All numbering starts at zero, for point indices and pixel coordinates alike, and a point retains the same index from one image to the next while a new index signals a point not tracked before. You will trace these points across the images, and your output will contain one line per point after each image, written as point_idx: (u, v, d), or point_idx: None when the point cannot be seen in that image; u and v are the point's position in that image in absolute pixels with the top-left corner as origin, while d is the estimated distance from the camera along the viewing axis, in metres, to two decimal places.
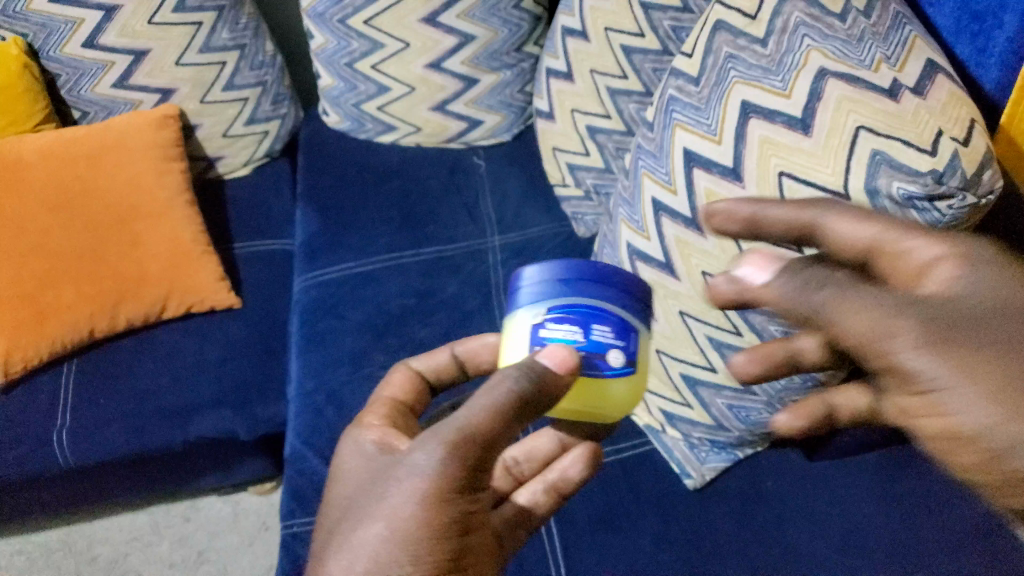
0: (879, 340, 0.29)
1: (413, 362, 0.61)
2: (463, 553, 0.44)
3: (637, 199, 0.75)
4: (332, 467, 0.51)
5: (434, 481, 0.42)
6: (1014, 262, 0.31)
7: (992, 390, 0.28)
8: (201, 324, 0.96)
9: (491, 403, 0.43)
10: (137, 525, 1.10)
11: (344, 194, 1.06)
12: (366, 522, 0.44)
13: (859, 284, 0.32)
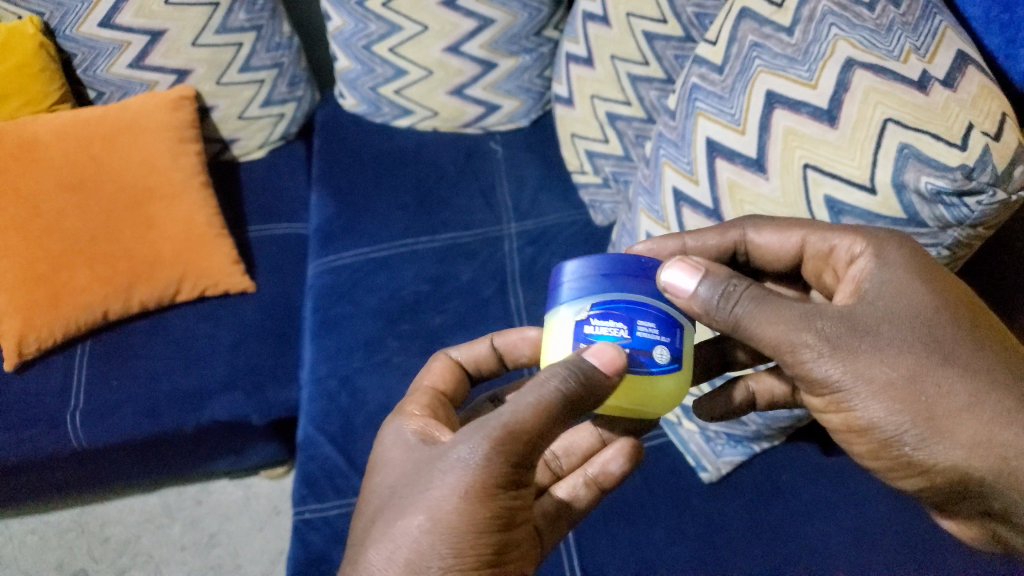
0: (788, 348, 0.44)
1: (454, 352, 0.64)
2: (507, 549, 0.45)
3: (657, 188, 0.73)
4: (373, 456, 0.52)
5: (478, 476, 0.43)
6: (911, 272, 0.45)
7: (872, 386, 0.43)
8: (214, 307, 0.95)
9: (538, 399, 0.44)
10: (149, 506, 1.11)
11: (359, 178, 1.05)
12: (408, 512, 0.44)
13: (771, 300, 0.45)
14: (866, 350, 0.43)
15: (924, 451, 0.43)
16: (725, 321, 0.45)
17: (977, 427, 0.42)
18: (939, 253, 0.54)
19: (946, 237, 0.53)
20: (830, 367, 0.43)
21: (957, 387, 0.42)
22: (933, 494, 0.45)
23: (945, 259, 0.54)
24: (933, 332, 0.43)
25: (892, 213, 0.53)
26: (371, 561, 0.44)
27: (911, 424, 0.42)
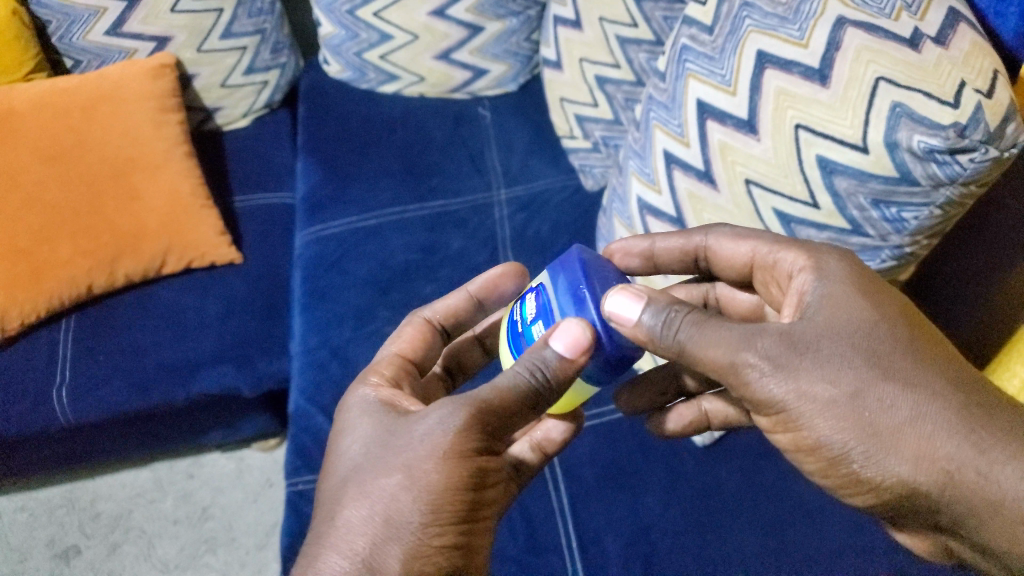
0: (732, 368, 0.45)
1: (428, 314, 0.66)
2: (478, 507, 0.48)
3: (648, 151, 0.72)
4: (339, 417, 0.56)
5: (455, 441, 0.47)
6: (853, 286, 0.47)
7: (823, 408, 0.43)
8: (201, 280, 0.94)
9: (514, 379, 0.49)
10: (140, 481, 1.10)
11: (346, 144, 1.03)
12: (386, 471, 0.48)
13: (709, 324, 0.46)
14: (810, 369, 0.43)
15: (870, 467, 0.43)
16: (669, 347, 0.47)
17: (919, 442, 0.42)
18: (931, 212, 0.53)
19: (938, 196, 0.52)
20: (773, 385, 0.44)
21: (898, 402, 0.42)
22: (881, 510, 0.46)
23: (936, 220, 0.54)
24: (870, 344, 0.44)
25: (885, 172, 0.52)
26: (347, 521, 0.47)
27: (857, 442, 0.43)
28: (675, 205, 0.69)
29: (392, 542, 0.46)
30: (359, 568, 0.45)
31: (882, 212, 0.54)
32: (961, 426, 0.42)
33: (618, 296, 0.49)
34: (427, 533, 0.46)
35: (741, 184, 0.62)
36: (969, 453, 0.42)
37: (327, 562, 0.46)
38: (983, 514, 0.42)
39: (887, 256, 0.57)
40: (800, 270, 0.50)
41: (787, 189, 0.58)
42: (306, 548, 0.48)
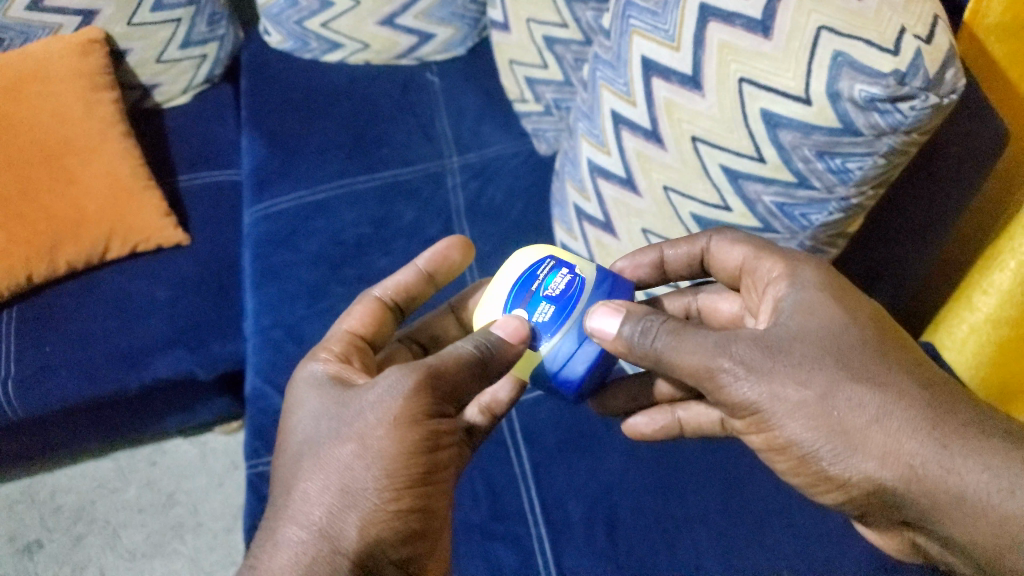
0: (706, 371, 0.47)
1: (377, 290, 0.65)
2: (435, 469, 0.50)
3: (596, 112, 0.70)
4: (286, 398, 0.56)
5: (404, 408, 0.48)
6: (827, 291, 0.48)
7: (791, 410, 0.44)
8: (148, 263, 0.92)
9: (458, 353, 0.51)
10: (101, 471, 1.09)
11: (292, 117, 1.00)
12: (339, 444, 0.49)
13: (684, 332, 0.48)
14: (778, 371, 0.45)
15: (838, 466, 0.44)
16: (648, 356, 0.49)
17: (884, 440, 0.43)
18: (875, 162, 0.53)
19: (881, 145, 0.52)
20: (747, 388, 0.45)
21: (865, 401, 0.43)
22: (852, 509, 0.46)
23: (881, 169, 0.53)
24: (839, 345, 0.45)
25: (828, 124, 0.52)
26: (304, 491, 0.48)
27: (823, 442, 0.44)
28: (624, 166, 0.68)
29: (350, 509, 0.47)
30: (319, 536, 0.47)
31: (826, 163, 0.54)
32: (924, 425, 0.43)
33: (598, 311, 0.52)
34: (383, 498, 0.47)
35: (688, 142, 0.61)
36: (932, 450, 0.42)
37: (286, 535, 0.47)
38: (945, 510, 0.42)
39: (834, 208, 0.56)
40: (776, 279, 0.51)
41: (733, 145, 0.57)
42: (264, 522, 0.49)
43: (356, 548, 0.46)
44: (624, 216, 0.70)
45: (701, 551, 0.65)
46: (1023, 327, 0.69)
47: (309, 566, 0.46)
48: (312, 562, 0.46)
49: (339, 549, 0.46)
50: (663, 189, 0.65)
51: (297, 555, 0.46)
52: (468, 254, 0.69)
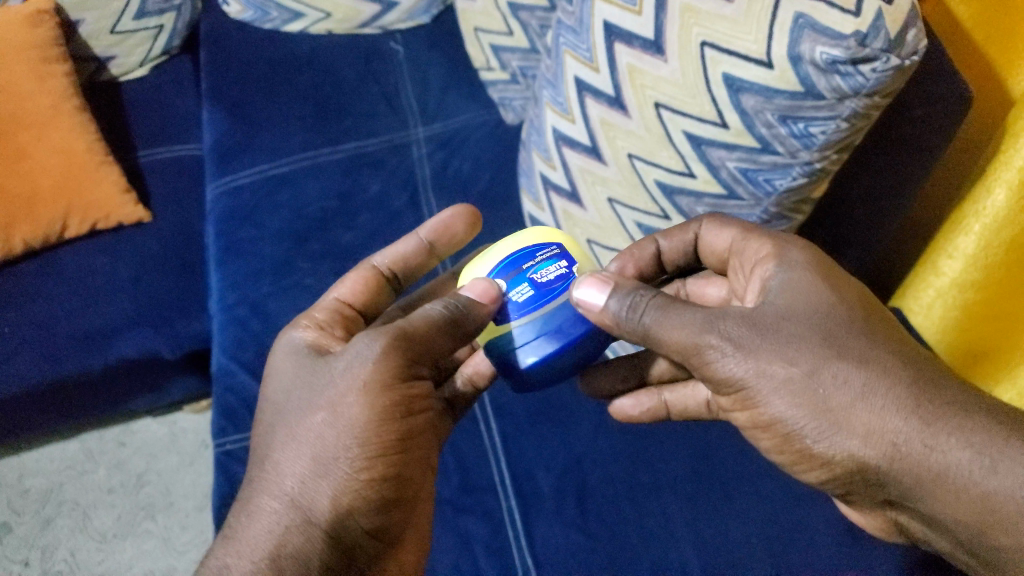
0: (693, 347, 0.46)
1: (376, 261, 0.64)
2: (409, 435, 0.49)
3: (559, 79, 0.69)
4: (268, 369, 0.56)
5: (375, 373, 0.48)
6: (814, 272, 0.48)
7: (779, 385, 0.44)
8: (109, 242, 0.90)
9: (427, 316, 0.51)
10: (69, 453, 1.08)
11: (253, 89, 0.98)
12: (311, 413, 0.49)
13: (671, 309, 0.48)
14: (763, 347, 0.44)
15: (823, 444, 0.43)
16: (634, 330, 0.49)
17: (869, 417, 0.42)
18: (838, 126, 0.52)
19: (844, 109, 0.51)
20: (733, 365, 0.45)
21: (851, 379, 0.43)
22: (836, 487, 0.46)
23: (844, 133, 0.53)
24: (826, 324, 0.45)
25: (790, 87, 0.51)
26: (278, 462, 0.48)
27: (807, 418, 0.43)
28: (589, 133, 0.67)
29: (322, 478, 0.47)
30: (291, 506, 0.47)
31: (790, 128, 0.53)
32: (907, 402, 0.42)
33: (586, 283, 0.52)
34: (355, 466, 0.47)
35: (651, 108, 0.60)
36: (913, 428, 0.41)
37: (259, 505, 0.48)
38: (928, 486, 0.41)
39: (799, 173, 0.55)
40: (763, 259, 0.51)
41: (696, 110, 0.57)
42: (242, 492, 0.50)
43: (328, 518, 0.47)
44: (590, 184, 0.69)
45: (670, 518, 0.66)
46: (986, 291, 0.70)
47: (282, 536, 0.46)
48: (284, 532, 0.47)
49: (311, 519, 0.47)
50: (628, 157, 0.64)
51: (269, 525, 0.47)
52: (472, 226, 0.68)
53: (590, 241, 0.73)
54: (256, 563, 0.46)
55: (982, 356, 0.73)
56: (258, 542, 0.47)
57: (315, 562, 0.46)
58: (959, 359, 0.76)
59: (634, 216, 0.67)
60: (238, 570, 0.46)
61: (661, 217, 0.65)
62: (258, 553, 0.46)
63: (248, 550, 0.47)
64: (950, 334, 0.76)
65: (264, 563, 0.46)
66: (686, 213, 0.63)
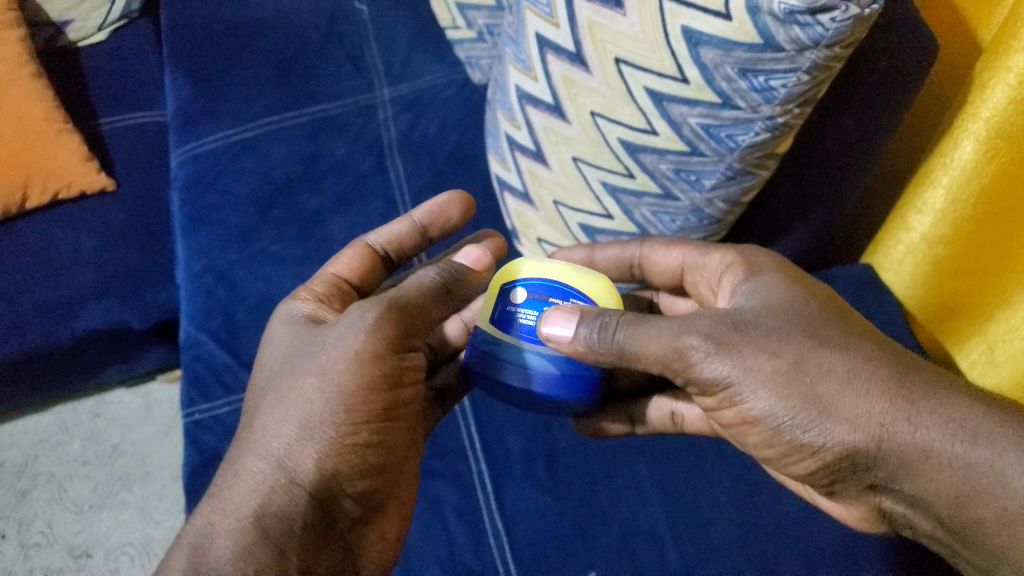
0: (675, 355, 0.47)
1: (372, 238, 0.64)
2: (394, 405, 0.50)
3: (521, 36, 0.67)
4: (264, 339, 0.56)
5: (365, 343, 0.48)
6: (790, 277, 0.50)
7: (771, 378, 0.44)
8: (72, 210, 0.89)
9: (421, 282, 0.53)
10: (44, 426, 1.08)
11: (215, 52, 0.96)
12: (302, 378, 0.49)
13: (643, 321, 0.48)
14: (750, 350, 0.45)
15: (811, 432, 0.44)
16: (610, 351, 0.49)
17: (856, 406, 0.43)
18: (799, 79, 0.51)
19: (804, 61, 0.50)
20: (718, 365, 0.45)
21: (834, 364, 0.44)
22: (822, 477, 0.46)
23: (805, 86, 0.51)
24: (805, 320, 0.46)
25: (749, 39, 0.49)
26: (266, 427, 0.48)
27: (797, 411, 0.44)
28: (551, 91, 0.65)
29: (306, 443, 0.47)
30: (276, 467, 0.47)
31: (750, 82, 0.51)
32: (893, 394, 0.42)
33: (551, 316, 0.52)
34: (340, 432, 0.47)
35: (612, 64, 0.58)
36: (902, 425, 0.42)
37: (246, 466, 0.47)
38: (911, 468, 0.42)
39: (761, 128, 0.54)
40: (730, 268, 0.54)
41: (656, 65, 0.55)
42: (230, 454, 0.49)
43: (313, 480, 0.47)
44: (554, 144, 0.68)
45: (639, 477, 0.66)
46: (954, 246, 0.70)
47: (266, 496, 0.46)
48: (268, 492, 0.46)
49: (295, 480, 0.47)
50: (591, 115, 0.63)
51: (254, 485, 0.46)
52: (467, 214, 0.68)
53: (556, 203, 0.72)
54: (240, 521, 0.45)
55: (954, 312, 0.73)
56: (242, 501, 0.46)
57: (299, 522, 0.46)
58: (932, 316, 0.76)
59: (599, 175, 0.66)
60: (222, 527, 0.45)
61: (625, 176, 0.64)
62: (243, 511, 0.45)
63: (232, 508, 0.46)
64: (920, 288, 0.76)
65: (248, 521, 0.45)
66: (650, 170, 0.62)
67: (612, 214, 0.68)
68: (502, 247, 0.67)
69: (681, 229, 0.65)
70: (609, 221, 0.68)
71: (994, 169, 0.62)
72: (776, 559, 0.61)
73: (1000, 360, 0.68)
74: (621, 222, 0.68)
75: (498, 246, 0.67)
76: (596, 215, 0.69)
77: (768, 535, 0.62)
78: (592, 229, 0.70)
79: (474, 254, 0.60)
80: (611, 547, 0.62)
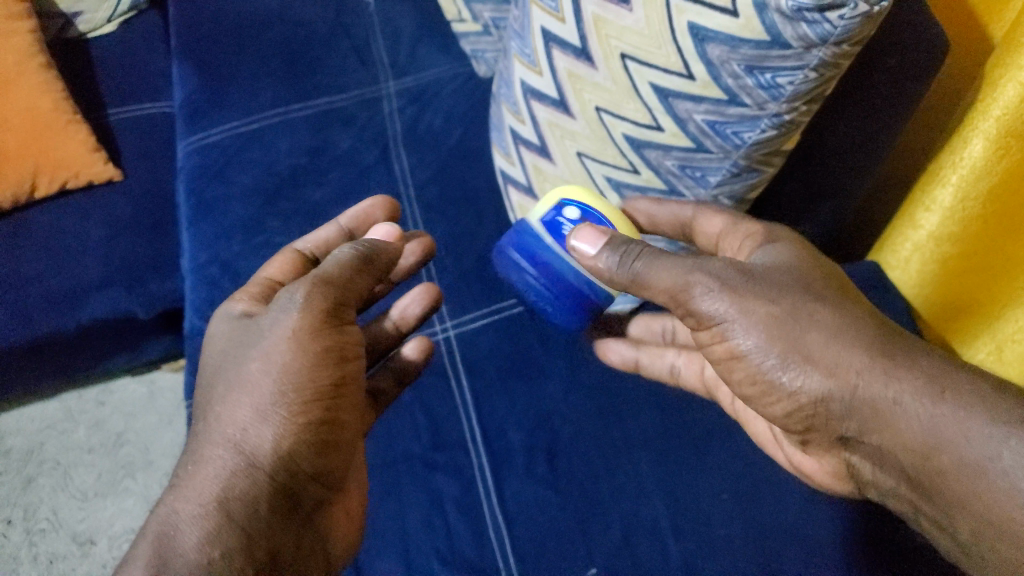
0: (681, 291, 0.49)
1: (299, 245, 0.64)
2: (343, 381, 0.51)
3: (527, 30, 0.67)
4: (207, 338, 0.56)
5: (301, 321, 0.49)
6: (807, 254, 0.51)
7: (763, 321, 0.46)
8: (80, 201, 0.89)
9: (341, 258, 0.53)
10: (49, 413, 1.09)
11: (222, 44, 0.96)
12: (249, 364, 0.50)
13: (663, 255, 0.50)
14: (745, 296, 0.47)
15: (790, 374, 0.46)
16: (626, 277, 0.52)
17: (839, 357, 0.44)
18: (806, 76, 0.50)
19: (811, 59, 0.49)
20: (717, 303, 0.47)
21: (824, 322, 0.45)
22: (795, 422, 0.48)
23: (812, 84, 0.51)
24: (806, 283, 0.48)
25: (756, 36, 0.48)
26: (221, 415, 0.49)
27: (786, 353, 0.46)
28: (557, 87, 0.65)
29: (259, 427, 0.47)
30: (235, 451, 0.47)
31: (756, 79, 0.51)
32: (873, 349, 0.44)
33: (582, 232, 0.54)
34: (292, 410, 0.48)
35: (617, 59, 0.58)
36: (875, 379, 0.43)
37: (207, 454, 0.48)
38: (877, 423, 0.43)
39: (767, 125, 0.54)
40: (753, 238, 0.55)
41: (661, 61, 0.54)
42: (187, 447, 0.50)
43: (271, 460, 0.47)
44: (559, 138, 0.68)
45: (639, 473, 0.66)
46: (962, 244, 0.69)
47: (227, 480, 0.46)
48: (229, 476, 0.46)
49: (255, 464, 0.47)
50: (596, 110, 0.62)
51: (215, 471, 0.47)
52: (393, 217, 0.69)
53: None
54: (203, 506, 0.45)
55: (959, 308, 0.72)
56: (204, 487, 0.46)
57: (262, 504, 0.46)
58: (937, 311, 0.75)
59: (603, 170, 0.66)
60: (186, 514, 0.45)
61: (629, 171, 0.63)
62: (205, 496, 0.46)
63: (195, 493, 0.46)
64: (927, 288, 0.75)
65: (211, 506, 0.45)
66: (655, 166, 0.61)
67: None
68: (430, 247, 0.69)
69: None
70: None
71: (1004, 168, 0.61)
72: (779, 557, 0.60)
73: (1009, 358, 0.67)
74: None
75: (427, 246, 0.69)
76: None
77: (770, 532, 0.62)
78: None
79: (389, 232, 0.61)
80: (612, 543, 0.62)
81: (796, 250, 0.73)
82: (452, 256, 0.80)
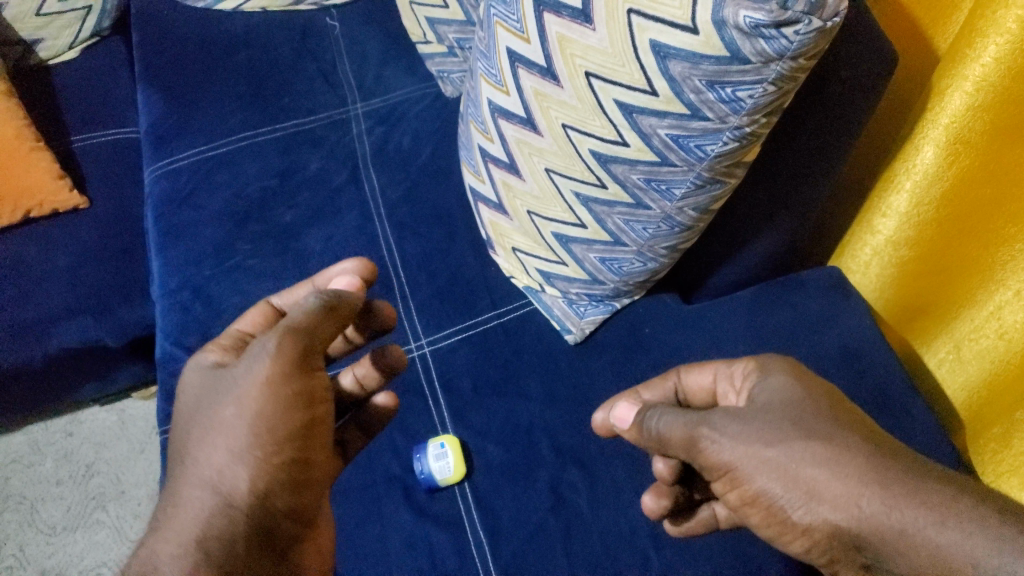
0: (694, 441, 0.47)
1: (274, 299, 0.63)
2: (314, 423, 0.50)
3: (492, 50, 0.68)
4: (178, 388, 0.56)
5: (271, 368, 0.48)
6: (793, 372, 0.49)
7: (768, 449, 0.44)
8: (45, 229, 0.88)
9: (307, 307, 0.51)
10: (15, 447, 1.08)
11: (187, 70, 0.97)
12: (223, 407, 0.49)
13: (677, 411, 0.50)
14: (750, 429, 0.45)
15: (801, 512, 0.43)
16: (650, 437, 0.51)
17: (846, 489, 0.41)
18: (765, 89, 0.52)
19: (769, 72, 0.50)
20: (721, 449, 0.46)
21: (824, 461, 0.42)
22: (819, 556, 0.44)
23: (771, 97, 0.52)
24: (804, 416, 0.45)
25: (715, 52, 0.50)
26: (200, 455, 0.49)
27: (788, 489, 0.43)
28: (523, 104, 0.66)
29: (229, 475, 0.47)
30: (212, 491, 0.47)
31: (717, 94, 0.52)
32: (870, 477, 0.41)
33: (620, 412, 0.55)
34: (267, 451, 0.47)
35: (581, 76, 0.59)
36: (878, 508, 0.40)
37: (185, 496, 0.48)
38: (891, 545, 0.40)
39: (729, 138, 0.55)
40: (745, 375, 0.51)
41: (625, 78, 0.56)
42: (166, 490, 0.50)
43: (248, 501, 0.47)
44: (527, 155, 0.69)
45: (617, 484, 0.67)
46: (919, 247, 0.72)
47: (206, 520, 0.47)
48: (209, 516, 0.47)
49: (232, 502, 0.47)
50: (561, 126, 0.64)
51: (194, 511, 0.47)
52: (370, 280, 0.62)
53: (530, 213, 0.73)
54: (182, 547, 0.46)
55: (921, 312, 0.75)
56: (182, 530, 0.47)
57: (240, 541, 0.47)
58: (902, 317, 0.78)
59: (571, 185, 0.67)
60: (165, 555, 0.46)
61: (597, 186, 0.65)
62: (183, 537, 0.46)
63: (173, 535, 0.47)
64: (889, 290, 0.78)
65: (189, 545, 0.46)
66: (622, 180, 0.63)
67: (586, 223, 0.68)
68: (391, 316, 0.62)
69: (653, 235, 0.66)
70: (583, 230, 0.69)
71: (954, 173, 0.64)
72: (758, 559, 0.61)
73: (967, 357, 0.69)
74: (596, 231, 0.68)
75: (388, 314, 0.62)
76: (570, 224, 0.70)
77: (748, 535, 0.62)
78: (566, 237, 0.71)
79: (352, 284, 0.60)
80: (592, 551, 0.63)
81: (759, 259, 0.75)
82: (425, 275, 0.81)
